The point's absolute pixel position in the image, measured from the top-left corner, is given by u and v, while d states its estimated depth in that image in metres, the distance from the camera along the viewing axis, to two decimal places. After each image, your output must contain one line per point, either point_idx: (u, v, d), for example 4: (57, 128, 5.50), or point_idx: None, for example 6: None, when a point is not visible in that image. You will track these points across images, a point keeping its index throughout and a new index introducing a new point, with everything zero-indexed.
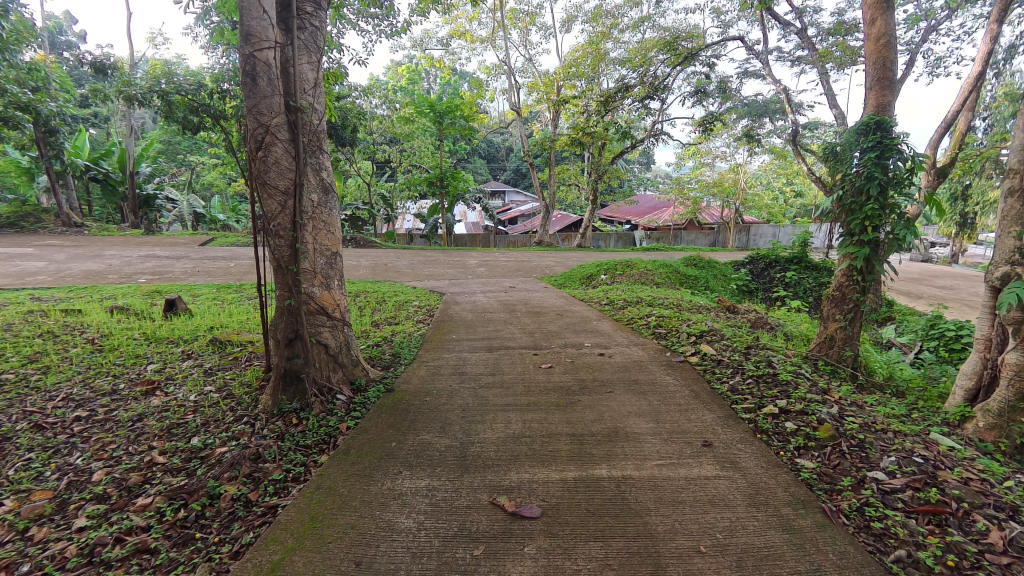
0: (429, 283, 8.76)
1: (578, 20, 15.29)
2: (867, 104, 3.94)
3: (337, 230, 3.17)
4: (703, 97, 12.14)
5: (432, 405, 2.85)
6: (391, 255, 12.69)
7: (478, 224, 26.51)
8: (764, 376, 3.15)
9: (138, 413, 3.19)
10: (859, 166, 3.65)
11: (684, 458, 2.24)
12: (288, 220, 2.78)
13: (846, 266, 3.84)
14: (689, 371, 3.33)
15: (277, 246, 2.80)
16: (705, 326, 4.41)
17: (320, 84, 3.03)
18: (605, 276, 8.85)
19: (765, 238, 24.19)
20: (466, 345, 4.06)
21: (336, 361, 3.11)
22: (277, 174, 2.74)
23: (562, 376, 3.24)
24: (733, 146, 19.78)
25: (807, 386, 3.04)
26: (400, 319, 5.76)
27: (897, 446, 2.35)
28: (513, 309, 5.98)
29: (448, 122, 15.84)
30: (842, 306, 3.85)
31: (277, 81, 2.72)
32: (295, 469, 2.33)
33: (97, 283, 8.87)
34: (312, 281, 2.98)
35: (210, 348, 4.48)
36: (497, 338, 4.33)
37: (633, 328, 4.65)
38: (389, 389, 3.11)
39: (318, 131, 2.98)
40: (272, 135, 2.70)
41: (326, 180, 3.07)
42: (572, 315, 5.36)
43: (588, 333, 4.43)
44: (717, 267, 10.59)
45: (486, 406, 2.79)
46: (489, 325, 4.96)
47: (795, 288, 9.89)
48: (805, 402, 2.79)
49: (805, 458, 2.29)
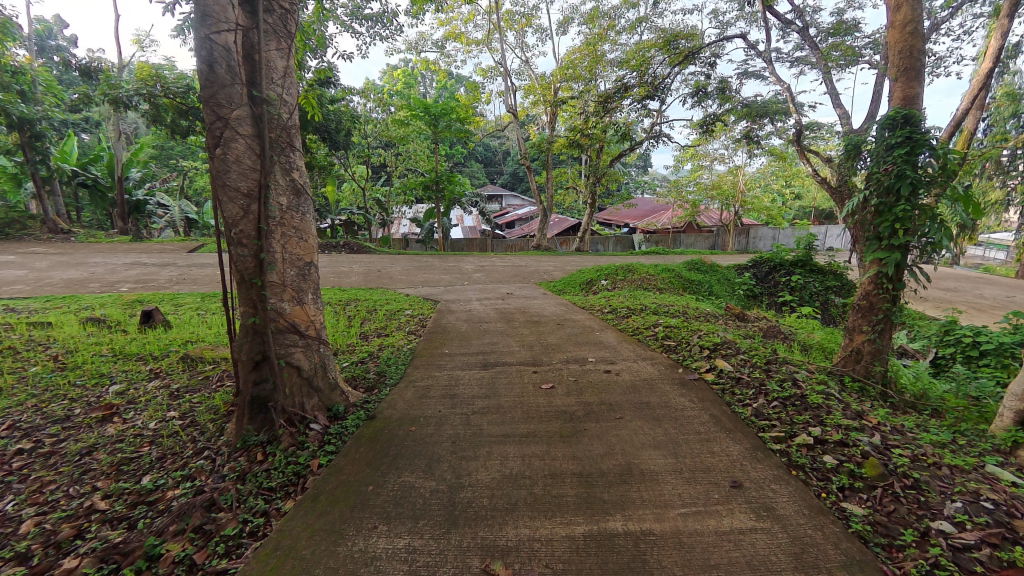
0: (423, 291, 8.42)
1: (574, 21, 15.08)
2: (891, 97, 3.63)
3: (312, 237, 2.77)
4: (700, 98, 12.00)
5: (418, 435, 2.50)
6: (385, 260, 12.35)
7: (475, 228, 26.25)
8: (791, 399, 2.80)
9: (89, 445, 2.86)
10: (887, 164, 3.33)
11: (711, 505, 1.90)
12: (251, 226, 2.42)
13: (873, 273, 3.46)
14: (706, 392, 2.97)
15: (240, 256, 2.42)
16: (717, 339, 4.06)
17: (292, 73, 2.69)
18: (605, 281, 8.56)
19: (764, 240, 24.24)
20: (459, 362, 3.70)
21: (311, 386, 2.75)
22: (240, 173, 2.38)
23: (565, 399, 2.88)
24: (731, 148, 19.60)
25: (840, 411, 2.70)
26: (391, 331, 5.39)
27: (958, 487, 2.01)
28: (510, 318, 5.66)
29: (444, 126, 15.61)
30: (871, 317, 3.47)
31: (238, 69, 2.37)
32: (253, 521, 1.98)
33: (77, 292, 8.51)
34: (281, 296, 2.59)
35: (180, 367, 4.11)
36: (493, 352, 3.98)
37: (638, 338, 4.30)
38: (369, 417, 2.75)
39: (288, 126, 2.63)
40: (232, 130, 2.34)
41: (302, 179, 2.71)
42: (572, 324, 5.06)
43: (592, 346, 4.08)
44: (720, 271, 10.32)
45: (479, 438, 2.43)
46: (485, 337, 4.62)
47: (802, 293, 9.56)
48: (841, 430, 2.45)
49: (853, 501, 1.95)
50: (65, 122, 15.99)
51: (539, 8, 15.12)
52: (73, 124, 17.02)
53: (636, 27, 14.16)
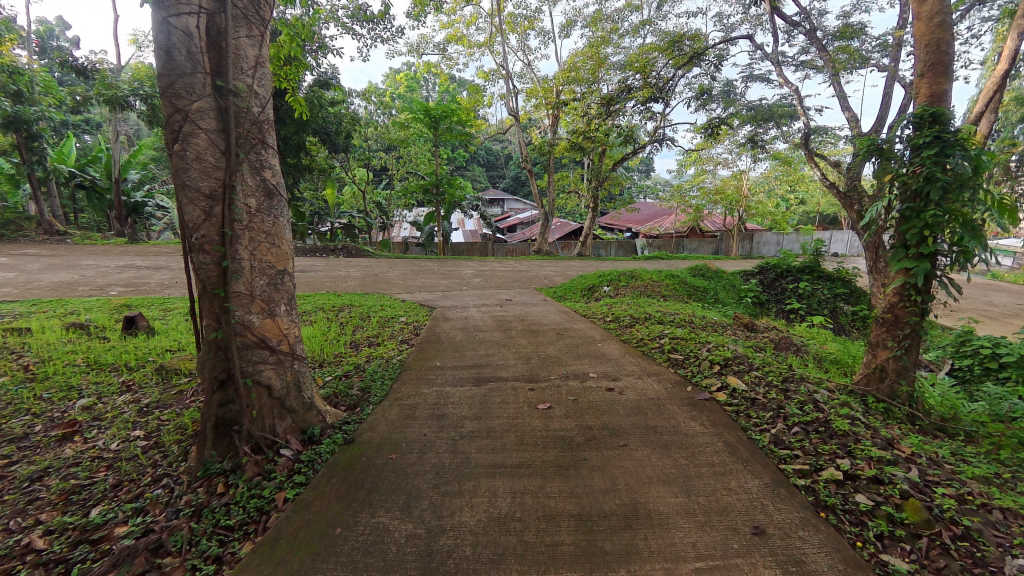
0: (420, 296, 8.18)
1: (577, 24, 14.95)
2: (916, 94, 3.38)
3: (286, 242, 2.51)
4: (704, 101, 11.81)
5: (399, 465, 2.24)
6: (383, 264, 12.13)
7: (476, 231, 26.05)
8: (814, 425, 2.53)
9: (42, 468, 2.61)
10: (914, 165, 3.07)
11: (731, 558, 1.64)
12: (215, 231, 2.18)
13: (898, 284, 3.20)
14: (719, 414, 2.70)
15: (202, 264, 2.19)
16: (728, 352, 3.78)
17: (265, 62, 2.45)
18: (608, 287, 8.31)
19: (768, 246, 23.96)
20: (450, 376, 3.44)
21: (283, 407, 2.49)
22: (201, 171, 2.14)
23: (564, 422, 2.62)
24: (735, 152, 19.38)
25: (869, 438, 2.42)
26: (382, 340, 5.13)
27: (1018, 538, 1.74)
28: (508, 326, 5.39)
29: (444, 128, 15.41)
30: (896, 331, 3.20)
31: (200, 56, 2.13)
32: (203, 570, 1.73)
33: (65, 296, 8.28)
34: (248, 308, 2.33)
35: (154, 379, 3.84)
36: (487, 365, 3.71)
37: (642, 350, 4.03)
38: (347, 442, 2.50)
39: (260, 121, 2.39)
40: (191, 124, 2.11)
41: (276, 179, 2.46)
42: (572, 334, 4.80)
43: (593, 359, 3.81)
44: (726, 278, 10.06)
45: (466, 468, 2.18)
46: (480, 347, 4.35)
47: (810, 300, 9.29)
48: (874, 463, 2.17)
49: (894, 553, 1.69)
50: (63, 123, 15.86)
51: (541, 11, 15.00)
52: (72, 125, 16.91)
53: (639, 30, 14.01)
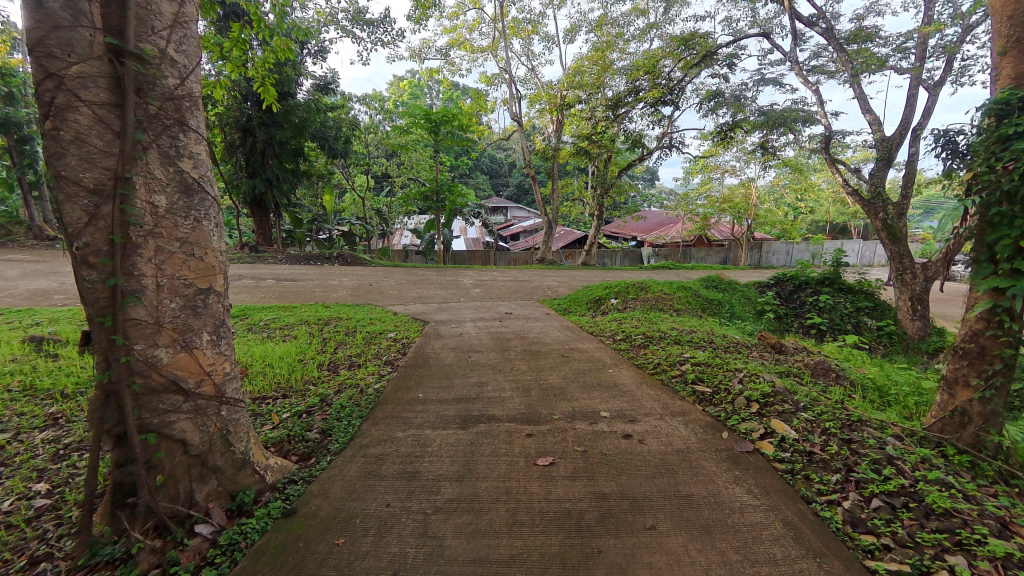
0: (414, 308, 7.63)
1: (582, 29, 14.59)
2: (999, 77, 2.78)
3: (214, 252, 1.95)
4: (714, 106, 11.33)
5: (345, 559, 1.64)
6: (379, 273, 11.59)
7: (479, 239, 25.55)
8: (901, 497, 1.91)
9: None
10: (1004, 160, 2.45)
11: None
12: (103, 238, 1.62)
13: (987, 307, 2.57)
14: (769, 478, 2.10)
15: (86, 282, 1.63)
16: (765, 384, 3.17)
17: (189, 23, 1.91)
18: (615, 299, 7.72)
19: (778, 255, 23.31)
20: (432, 413, 2.85)
21: (204, 466, 1.92)
22: (82, 158, 1.60)
23: (570, 486, 2.03)
24: (743, 159, 18.85)
25: (979, 518, 1.81)
26: (364, 360, 4.56)
27: None
28: (506, 345, 4.80)
29: (445, 133, 14.84)
30: (983, 366, 2.58)
31: (89, 8, 1.61)
32: None
33: (36, 305, 7.76)
34: (155, 340, 1.77)
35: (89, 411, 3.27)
36: (477, 397, 3.12)
37: (661, 380, 3.41)
38: (287, 513, 1.92)
39: (179, 96, 1.84)
40: (71, 94, 1.57)
41: (201, 172, 1.91)
42: (579, 357, 4.20)
43: (604, 391, 3.21)
44: (740, 290, 9.44)
45: (435, 567, 1.58)
46: (471, 373, 3.76)
47: (832, 314, 8.66)
48: (1003, 567, 1.56)
49: None
50: None
51: (546, 16, 14.63)
52: None
53: (646, 34, 13.60)
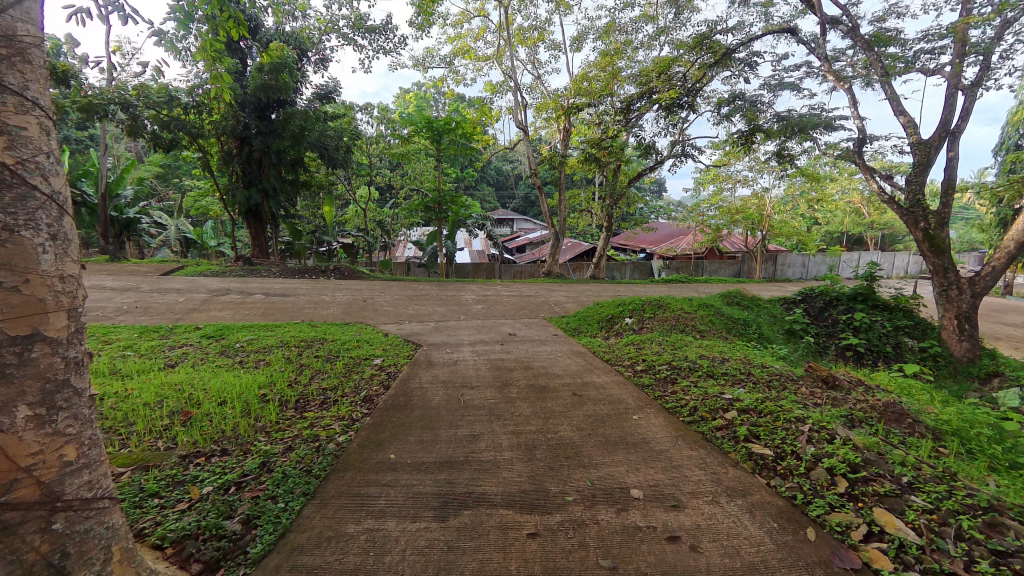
0: (408, 328, 6.93)
1: (589, 37, 14.13)
2: None
3: (45, 277, 1.28)
4: (731, 111, 10.65)
5: None
6: (375, 288, 10.93)
7: (484, 251, 24.89)
8: None
9: None
10: None
11: None
12: None
13: None
14: None
15: None
16: (845, 445, 2.40)
17: None
18: (630, 318, 6.96)
19: (794, 268, 22.38)
20: (403, 488, 2.11)
21: None
22: None
23: None
24: (757, 169, 18.13)
25: None
26: (340, 395, 3.82)
27: None
28: (507, 378, 4.07)
29: (448, 142, 14.25)
30: None
31: None
32: None
33: None
34: None
35: None
36: (465, 460, 2.39)
37: (704, 435, 2.66)
38: None
39: None
40: None
41: (21, 157, 1.25)
42: (594, 397, 3.44)
43: (631, 452, 2.45)
44: (766, 306, 8.62)
45: None
46: (462, 419, 3.02)
47: (869, 334, 7.81)
48: None
49: None
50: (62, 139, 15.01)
51: (552, 23, 14.21)
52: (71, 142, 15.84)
53: (655, 41, 13.08)
